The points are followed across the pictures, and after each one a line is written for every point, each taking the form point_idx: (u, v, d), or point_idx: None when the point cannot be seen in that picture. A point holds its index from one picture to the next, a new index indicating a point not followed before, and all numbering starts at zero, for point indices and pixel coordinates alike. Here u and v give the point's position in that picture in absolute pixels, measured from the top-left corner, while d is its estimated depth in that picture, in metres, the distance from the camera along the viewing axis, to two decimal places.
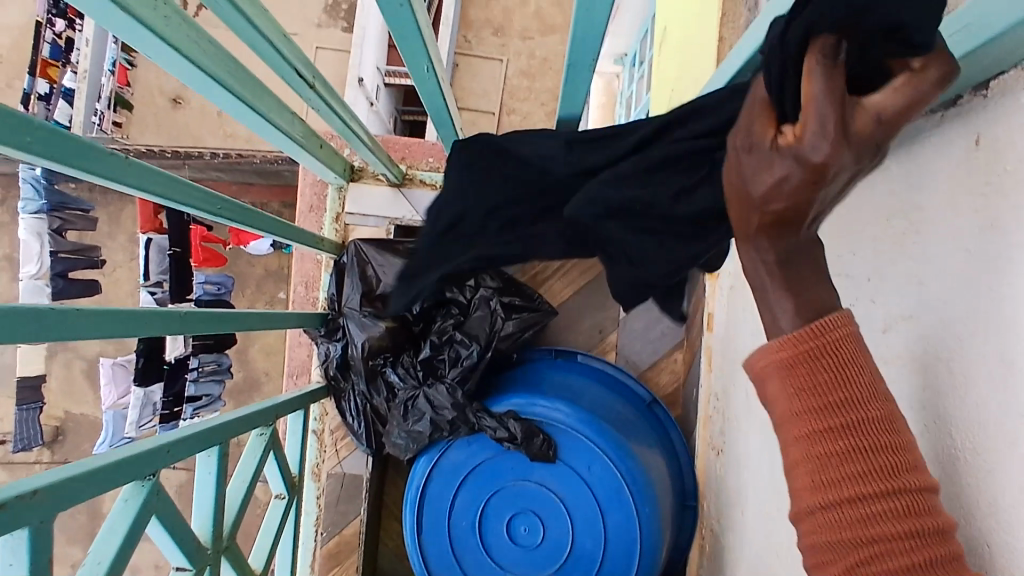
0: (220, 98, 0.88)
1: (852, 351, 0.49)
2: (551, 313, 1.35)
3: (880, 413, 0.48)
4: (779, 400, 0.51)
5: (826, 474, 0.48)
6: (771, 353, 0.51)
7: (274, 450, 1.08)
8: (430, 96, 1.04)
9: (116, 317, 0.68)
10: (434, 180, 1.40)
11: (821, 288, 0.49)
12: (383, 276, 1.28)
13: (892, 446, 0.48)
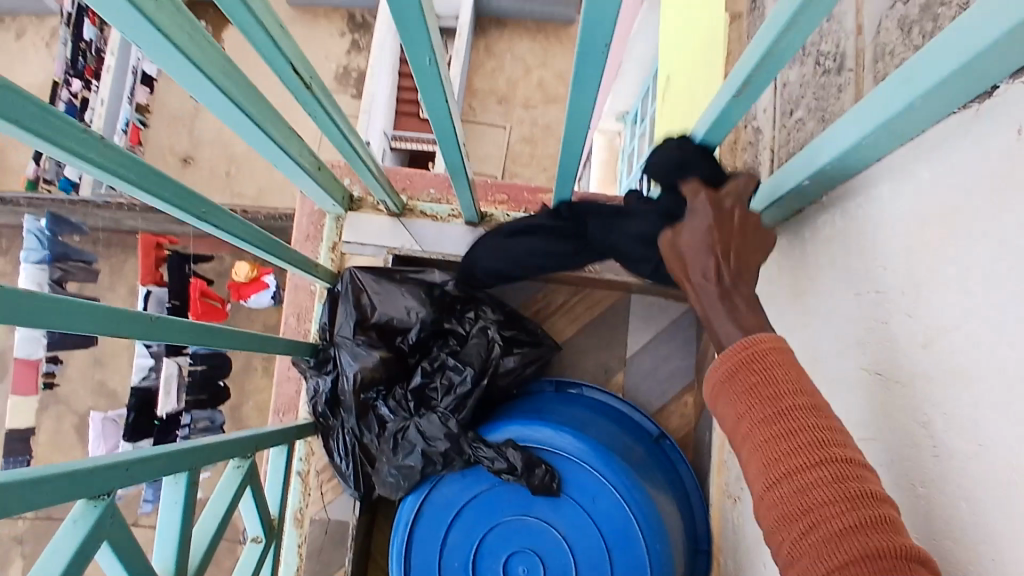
0: (220, 106, 0.86)
1: (777, 356, 0.57)
2: (553, 348, 1.29)
3: (809, 405, 0.53)
4: (727, 409, 0.57)
5: (770, 463, 0.52)
6: (716, 368, 0.59)
7: (252, 483, 0.99)
8: (441, 123, 1.00)
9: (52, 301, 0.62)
10: (436, 212, 1.34)
11: (755, 315, 0.62)
12: (378, 304, 1.21)
13: (823, 429, 0.52)
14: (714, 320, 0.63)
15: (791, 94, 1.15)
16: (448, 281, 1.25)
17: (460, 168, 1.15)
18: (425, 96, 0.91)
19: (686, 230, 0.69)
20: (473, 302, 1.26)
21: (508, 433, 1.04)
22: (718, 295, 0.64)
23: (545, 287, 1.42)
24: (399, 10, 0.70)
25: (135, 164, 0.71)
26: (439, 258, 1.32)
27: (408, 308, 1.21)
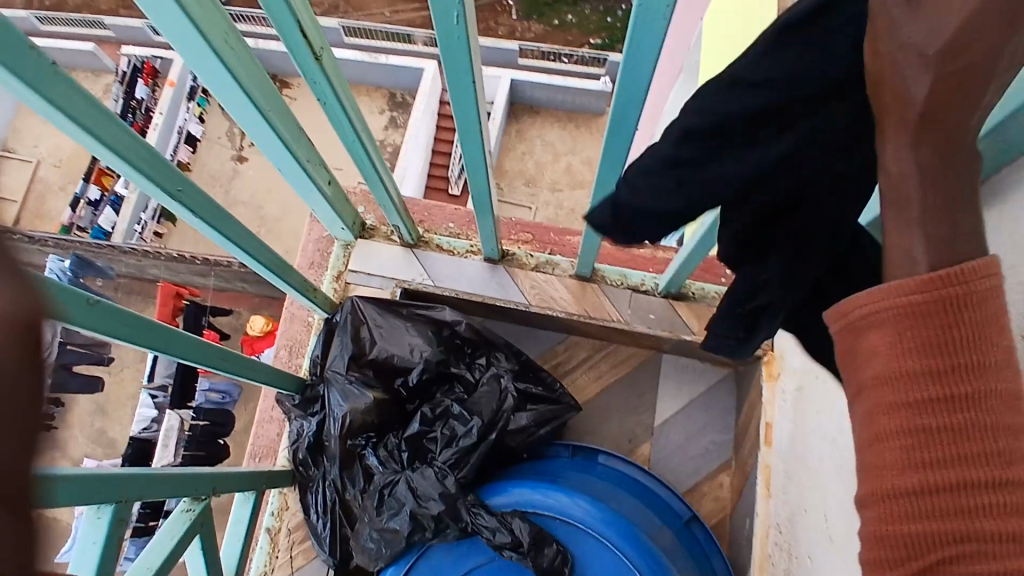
0: (224, 89, 0.75)
1: (992, 299, 0.33)
2: (573, 408, 1.12)
3: (1010, 395, 0.33)
4: (869, 362, 0.34)
5: (923, 454, 0.33)
6: (888, 295, 0.34)
7: (203, 532, 0.82)
8: (471, 148, 0.89)
9: None
10: (453, 247, 1.22)
11: (972, 249, 0.33)
12: (379, 339, 1.07)
13: (1014, 425, 0.33)
14: (891, 226, 0.35)
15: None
16: (460, 321, 1.11)
17: (486, 204, 1.04)
18: (460, 116, 0.81)
19: (927, 15, 0.30)
20: (486, 347, 1.12)
21: (514, 501, 0.88)
22: (927, 183, 0.33)
23: (568, 339, 1.28)
24: (442, 12, 0.60)
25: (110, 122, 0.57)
26: (452, 295, 1.19)
27: (413, 346, 1.06)
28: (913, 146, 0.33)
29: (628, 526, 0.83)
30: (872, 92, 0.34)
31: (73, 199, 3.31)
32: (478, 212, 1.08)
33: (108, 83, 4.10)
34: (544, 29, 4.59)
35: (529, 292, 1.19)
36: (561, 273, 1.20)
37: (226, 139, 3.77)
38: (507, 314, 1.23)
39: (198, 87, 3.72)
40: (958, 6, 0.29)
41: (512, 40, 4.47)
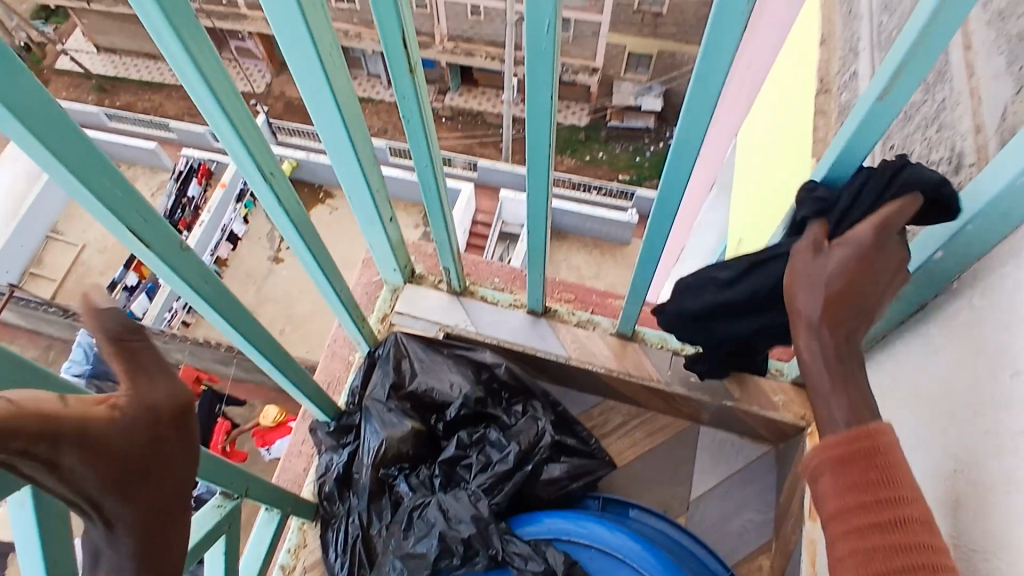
0: (319, 100, 0.81)
1: (893, 453, 0.57)
2: (609, 464, 1.08)
3: (921, 512, 0.55)
4: (826, 494, 0.57)
5: (869, 546, 0.54)
6: (829, 449, 0.59)
7: (229, 532, 0.80)
8: (536, 187, 0.89)
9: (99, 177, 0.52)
10: (497, 299, 1.25)
11: (866, 410, 0.61)
12: (419, 374, 1.08)
13: (930, 541, 0.54)
14: (819, 391, 0.62)
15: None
16: (500, 364, 1.11)
17: (539, 247, 1.05)
18: (529, 159, 0.84)
19: (828, 257, 0.63)
20: (524, 395, 1.10)
21: (552, 531, 0.92)
22: (832, 362, 0.62)
23: (604, 402, 1.27)
24: (534, 23, 0.62)
25: (228, 86, 0.62)
26: (493, 344, 1.21)
27: (453, 383, 1.07)
28: (816, 335, 0.63)
29: (666, 559, 0.87)
30: (789, 302, 0.65)
31: (111, 284, 3.59)
32: (529, 264, 1.10)
33: (163, 180, 4.36)
34: (575, 163, 4.91)
35: (570, 346, 1.20)
36: (602, 330, 1.22)
37: (266, 240, 3.97)
38: (546, 369, 1.22)
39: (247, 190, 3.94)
40: (838, 255, 0.62)
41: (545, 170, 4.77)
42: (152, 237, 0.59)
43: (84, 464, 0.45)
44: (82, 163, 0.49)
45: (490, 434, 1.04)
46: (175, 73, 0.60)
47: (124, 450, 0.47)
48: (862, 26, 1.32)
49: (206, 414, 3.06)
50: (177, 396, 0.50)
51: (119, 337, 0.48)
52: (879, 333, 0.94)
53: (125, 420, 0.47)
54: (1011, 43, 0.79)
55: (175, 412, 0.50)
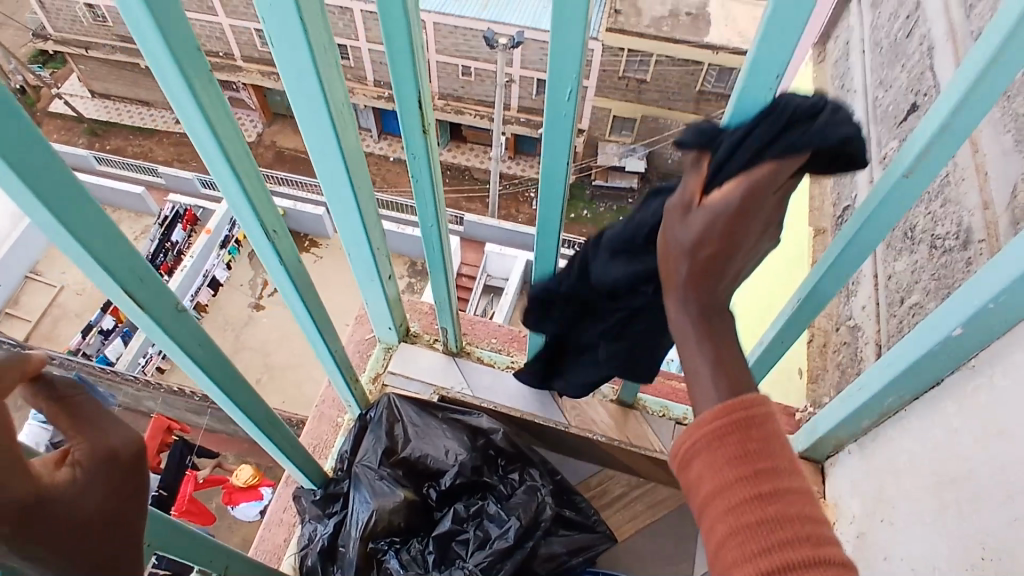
0: (326, 157, 0.79)
1: (771, 422, 0.47)
2: (609, 538, 1.03)
3: (800, 484, 0.45)
4: (696, 482, 0.47)
5: (753, 543, 0.43)
6: (693, 431, 0.48)
7: None
8: (545, 247, 0.88)
9: (101, 237, 0.48)
10: (494, 360, 1.22)
11: (742, 371, 0.50)
12: (413, 439, 1.03)
13: (814, 516, 0.44)
14: (697, 361, 0.50)
15: (900, 284, 1.05)
16: (496, 430, 1.06)
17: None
18: (541, 217, 0.82)
19: (694, 217, 0.50)
20: (521, 462, 1.05)
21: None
22: (703, 323, 0.51)
23: (603, 471, 1.22)
24: (556, 89, 0.61)
25: (237, 142, 0.60)
26: (490, 407, 1.16)
27: (448, 449, 1.02)
28: (683, 301, 0.51)
29: None
30: (663, 250, 0.52)
31: (86, 327, 3.54)
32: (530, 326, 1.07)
33: (146, 225, 4.31)
34: None
35: (570, 411, 1.16)
36: (601, 397, 1.17)
37: (248, 287, 3.91)
38: (544, 436, 1.17)
39: (231, 238, 3.91)
40: (700, 218, 0.49)
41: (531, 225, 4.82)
42: (149, 299, 0.55)
43: (47, 523, 0.35)
44: (82, 222, 0.46)
45: (488, 505, 0.98)
46: (186, 130, 0.58)
47: (89, 508, 0.37)
48: (857, 101, 1.37)
49: (174, 465, 2.89)
50: (135, 439, 0.41)
51: (45, 398, 0.40)
52: (892, 409, 0.92)
53: (85, 471, 0.38)
54: (1019, 123, 0.81)
55: (139, 457, 0.41)
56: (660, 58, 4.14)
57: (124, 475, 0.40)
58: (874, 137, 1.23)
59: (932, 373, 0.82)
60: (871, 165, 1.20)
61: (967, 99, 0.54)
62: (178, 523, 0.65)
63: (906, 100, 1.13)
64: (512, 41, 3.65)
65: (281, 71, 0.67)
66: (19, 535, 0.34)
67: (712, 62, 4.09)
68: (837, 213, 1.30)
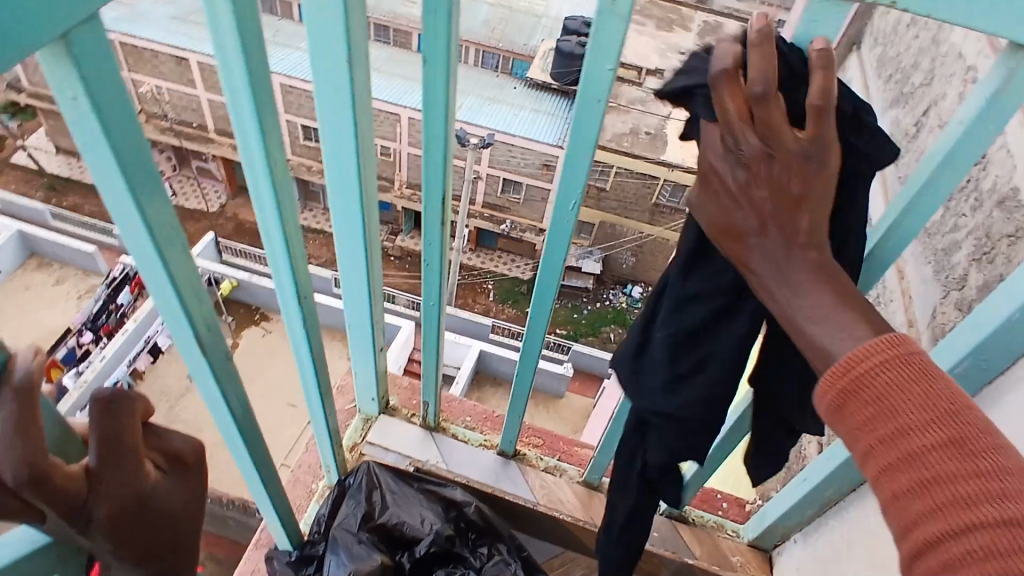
0: (349, 238, 0.90)
1: (888, 371, 0.45)
2: None
3: (941, 434, 0.42)
4: (842, 450, 0.48)
5: (903, 504, 0.43)
6: (816, 404, 0.49)
7: None
8: (535, 325, 0.97)
9: (189, 289, 0.57)
10: (468, 437, 1.27)
11: (839, 285, 0.51)
12: (392, 505, 1.07)
13: (970, 460, 0.41)
14: (779, 299, 0.52)
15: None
16: (469, 503, 1.11)
17: (523, 389, 1.11)
18: (533, 308, 0.94)
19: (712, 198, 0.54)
20: (490, 537, 1.10)
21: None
22: (772, 267, 0.52)
23: (566, 552, 1.27)
24: (563, 196, 0.75)
25: (294, 220, 0.70)
26: (462, 482, 1.21)
27: (424, 518, 1.07)
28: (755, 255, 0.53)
29: None
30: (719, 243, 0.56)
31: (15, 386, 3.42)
32: (508, 409, 1.15)
33: (92, 283, 4.18)
34: (515, 312, 5.09)
35: (538, 490, 1.22)
36: (568, 478, 1.24)
37: None
38: (511, 514, 1.22)
39: None
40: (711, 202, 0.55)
41: (485, 316, 4.89)
42: (208, 342, 0.63)
43: (148, 522, 0.45)
44: (183, 269, 0.55)
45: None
46: (254, 205, 0.69)
47: (171, 510, 0.46)
48: None
49: None
50: (192, 443, 0.49)
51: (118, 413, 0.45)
52: (832, 499, 1.03)
53: (166, 475, 0.46)
54: (937, 255, 0.97)
55: (197, 458, 0.49)
56: (618, 170, 4.45)
57: (191, 477, 0.49)
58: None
59: None
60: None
61: (893, 231, 0.69)
62: None
63: None
64: (483, 142, 3.87)
65: (326, 158, 0.78)
66: (130, 533, 0.44)
67: (666, 178, 4.41)
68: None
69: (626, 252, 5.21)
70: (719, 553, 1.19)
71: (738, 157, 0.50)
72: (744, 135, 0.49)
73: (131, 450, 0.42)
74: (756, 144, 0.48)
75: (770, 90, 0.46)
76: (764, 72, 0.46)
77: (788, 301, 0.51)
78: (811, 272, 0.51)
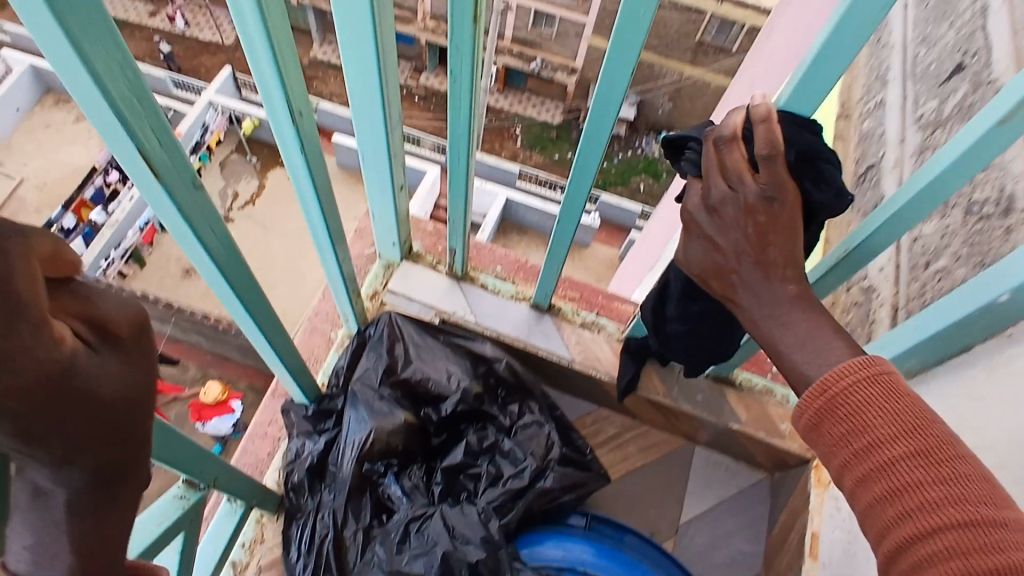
0: (356, 56, 0.70)
1: (857, 394, 0.55)
2: (603, 479, 1.00)
3: (900, 448, 0.52)
4: (827, 458, 0.57)
5: (880, 500, 0.52)
6: (802, 421, 0.59)
7: (189, 529, 0.69)
8: (589, 150, 0.80)
9: (133, 98, 0.45)
10: (499, 288, 1.15)
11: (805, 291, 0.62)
12: (416, 359, 0.99)
13: (930, 469, 0.50)
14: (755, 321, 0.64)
15: (926, 247, 1.01)
16: (499, 359, 1.01)
17: (566, 236, 0.96)
18: (587, 130, 0.77)
19: (695, 241, 0.67)
20: (521, 394, 1.01)
21: (566, 560, 0.92)
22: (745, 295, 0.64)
23: (599, 410, 1.20)
24: None
25: (281, 23, 0.52)
26: (493, 336, 1.11)
27: (451, 374, 0.98)
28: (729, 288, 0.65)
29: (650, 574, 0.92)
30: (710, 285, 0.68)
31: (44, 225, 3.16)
32: (546, 259, 1.01)
33: None
34: (544, 160, 4.60)
35: (573, 347, 1.11)
36: (607, 335, 1.13)
37: None
38: (544, 368, 1.14)
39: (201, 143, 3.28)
40: (694, 241, 0.67)
41: (512, 163, 4.59)
42: (164, 166, 0.51)
43: (74, 407, 0.33)
44: (113, 71, 0.42)
45: (501, 441, 0.97)
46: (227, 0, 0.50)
47: (108, 392, 0.35)
48: (893, 56, 1.31)
49: None
50: (129, 313, 0.36)
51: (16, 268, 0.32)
52: (910, 371, 0.91)
53: (93, 350, 0.34)
54: None
55: (137, 334, 0.37)
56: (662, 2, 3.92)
57: (131, 357, 0.37)
58: (909, 97, 1.19)
59: (967, 338, 0.79)
60: (904, 125, 1.17)
61: None
62: (171, 429, 0.61)
63: (957, 54, 1.06)
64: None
65: None
66: (44, 422, 0.32)
67: (714, 13, 3.96)
68: (860, 170, 1.29)
69: (662, 96, 4.63)
70: (765, 419, 1.10)
71: (712, 204, 0.62)
72: (717, 182, 0.61)
73: (36, 309, 0.30)
74: (725, 188, 0.60)
75: (730, 138, 0.59)
76: (725, 125, 0.60)
77: (762, 325, 0.63)
78: (791, 300, 0.62)
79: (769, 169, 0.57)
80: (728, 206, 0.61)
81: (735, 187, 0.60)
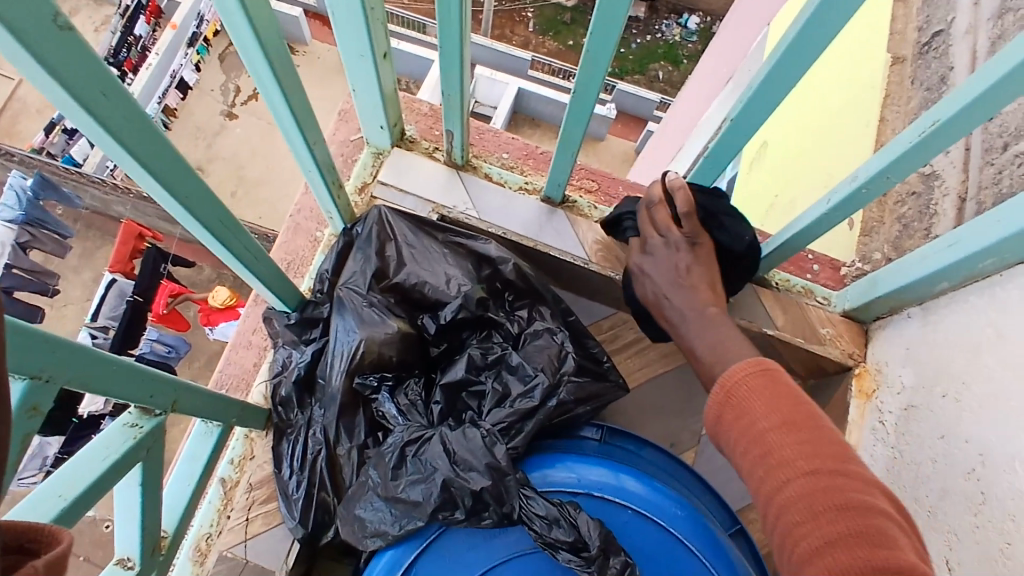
0: None
1: (745, 383, 0.55)
2: (620, 390, 0.91)
3: (772, 420, 0.51)
4: (728, 452, 0.55)
5: (761, 477, 0.50)
6: (707, 416, 0.58)
7: (148, 458, 0.61)
8: (605, 27, 0.63)
9: None
10: (504, 179, 1.01)
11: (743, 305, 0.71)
12: (409, 261, 0.87)
13: (802, 438, 0.49)
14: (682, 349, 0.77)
15: (1005, 126, 0.85)
16: (506, 260, 0.89)
17: (582, 117, 0.79)
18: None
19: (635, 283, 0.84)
20: (531, 299, 0.90)
21: (584, 484, 0.77)
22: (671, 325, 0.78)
23: (615, 314, 1.09)
24: None
25: None
26: (499, 234, 0.98)
27: (450, 278, 0.87)
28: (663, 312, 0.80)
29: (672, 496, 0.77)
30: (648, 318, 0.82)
31: None
32: (559, 147, 0.86)
33: None
34: (557, 47, 4.33)
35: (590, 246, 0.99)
36: None
37: None
38: (556, 269, 1.02)
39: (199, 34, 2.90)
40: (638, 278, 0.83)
41: (524, 49, 4.23)
42: None
43: None
44: None
45: (509, 354, 0.86)
46: None
47: None
48: None
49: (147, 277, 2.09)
50: None
51: None
52: (983, 273, 0.75)
53: None
54: None
55: None
56: None
57: None
58: None
59: None
60: None
61: None
62: (101, 352, 0.52)
63: None
64: None
65: None
66: None
67: None
68: (923, 38, 1.08)
69: None
70: (803, 323, 0.99)
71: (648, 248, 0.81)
72: (651, 236, 0.82)
73: None
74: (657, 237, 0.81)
75: (655, 202, 0.81)
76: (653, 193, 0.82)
77: (684, 332, 0.75)
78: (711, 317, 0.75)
79: (690, 221, 0.79)
80: (660, 248, 0.80)
81: (665, 234, 0.80)
